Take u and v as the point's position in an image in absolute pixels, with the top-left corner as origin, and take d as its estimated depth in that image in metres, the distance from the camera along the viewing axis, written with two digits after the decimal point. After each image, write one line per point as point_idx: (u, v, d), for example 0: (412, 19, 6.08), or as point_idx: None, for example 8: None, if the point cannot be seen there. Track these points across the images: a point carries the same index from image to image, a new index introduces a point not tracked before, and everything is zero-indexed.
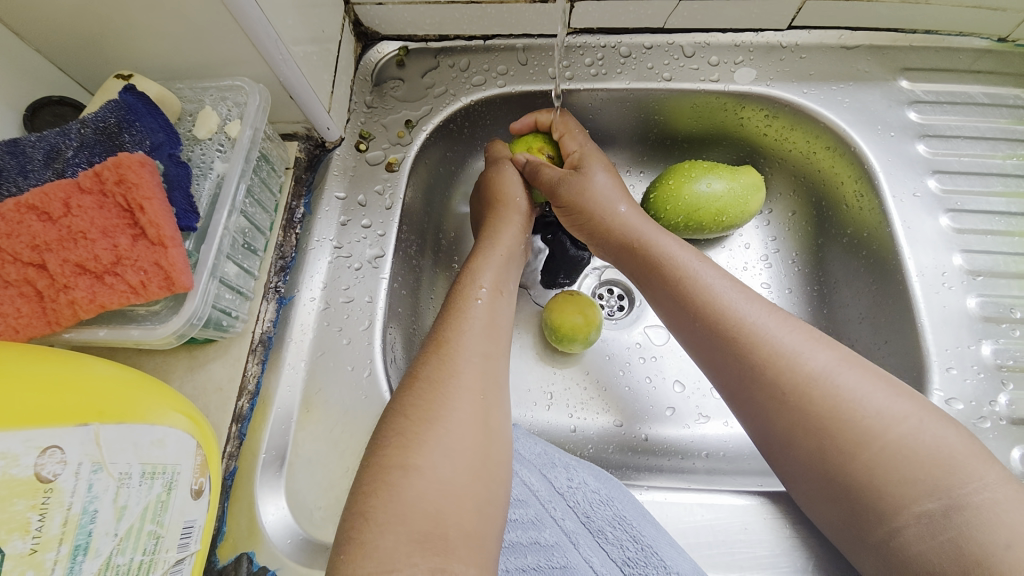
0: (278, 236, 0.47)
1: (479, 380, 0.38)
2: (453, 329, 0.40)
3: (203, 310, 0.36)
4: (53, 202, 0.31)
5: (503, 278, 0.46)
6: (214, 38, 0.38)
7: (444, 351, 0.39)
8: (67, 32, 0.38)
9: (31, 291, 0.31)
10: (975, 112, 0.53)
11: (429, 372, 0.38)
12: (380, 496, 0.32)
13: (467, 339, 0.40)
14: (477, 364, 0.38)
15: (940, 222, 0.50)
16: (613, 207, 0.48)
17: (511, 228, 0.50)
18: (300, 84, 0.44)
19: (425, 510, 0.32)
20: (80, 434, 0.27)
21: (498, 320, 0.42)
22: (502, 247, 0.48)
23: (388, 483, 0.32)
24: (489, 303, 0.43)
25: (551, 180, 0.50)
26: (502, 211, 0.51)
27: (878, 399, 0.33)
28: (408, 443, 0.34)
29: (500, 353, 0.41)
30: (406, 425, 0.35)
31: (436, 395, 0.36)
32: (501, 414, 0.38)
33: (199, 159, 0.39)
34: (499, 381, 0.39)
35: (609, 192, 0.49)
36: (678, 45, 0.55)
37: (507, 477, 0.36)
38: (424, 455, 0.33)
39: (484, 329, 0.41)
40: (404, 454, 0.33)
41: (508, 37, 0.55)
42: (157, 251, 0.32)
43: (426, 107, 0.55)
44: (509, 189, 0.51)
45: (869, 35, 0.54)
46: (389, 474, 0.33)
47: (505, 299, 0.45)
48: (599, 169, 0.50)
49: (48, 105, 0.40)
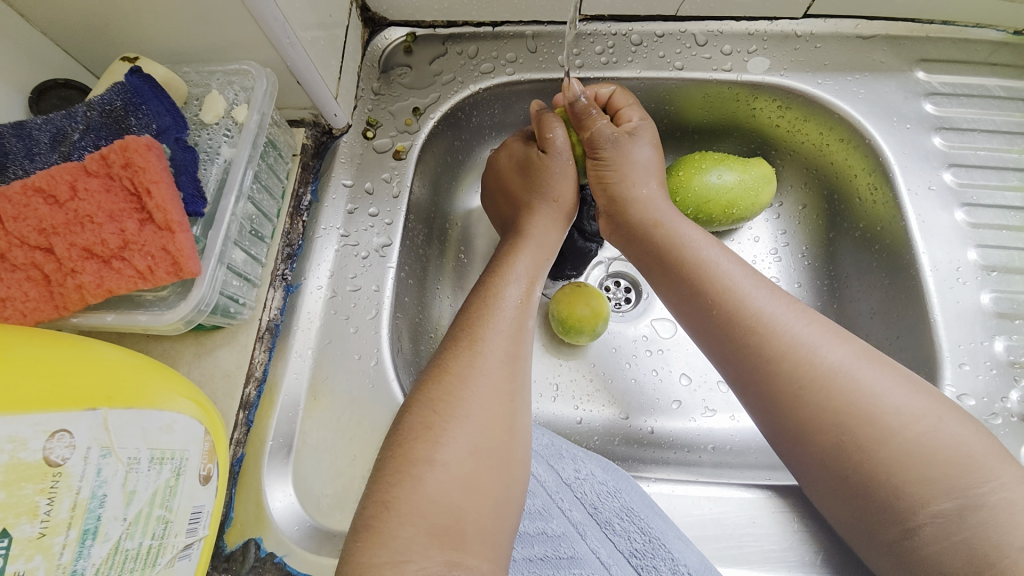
0: (285, 224, 0.46)
1: (506, 378, 0.37)
2: (485, 326, 0.40)
3: (211, 296, 0.36)
4: (60, 185, 0.31)
5: (537, 275, 0.46)
6: (221, 21, 0.37)
7: (477, 348, 0.38)
8: (73, 13, 0.37)
9: (39, 275, 0.31)
10: (992, 105, 0.52)
11: (460, 367, 0.37)
12: (404, 487, 0.32)
13: (497, 336, 0.39)
14: (505, 362, 0.38)
15: (955, 216, 0.49)
16: (637, 189, 0.47)
17: (554, 223, 0.49)
18: (308, 69, 0.43)
19: (444, 505, 0.32)
20: (89, 419, 0.27)
21: (529, 321, 0.42)
22: (544, 245, 0.48)
23: (412, 475, 0.32)
24: (523, 304, 0.42)
25: (604, 132, 0.48)
26: (552, 209, 0.50)
27: (897, 396, 0.33)
28: (436, 438, 0.34)
29: (525, 355, 0.40)
30: (434, 420, 0.34)
31: (466, 391, 0.36)
32: (525, 416, 0.38)
33: (206, 144, 0.39)
34: (525, 381, 0.39)
35: (647, 167, 0.48)
36: (690, 33, 0.54)
37: (528, 477, 0.36)
38: (450, 451, 0.33)
39: (516, 330, 0.40)
40: (432, 448, 0.33)
41: (518, 23, 0.54)
42: (165, 236, 0.32)
43: (434, 94, 0.54)
44: (560, 187, 0.50)
45: (885, 24, 0.53)
46: (416, 467, 0.33)
47: (538, 298, 0.44)
48: (647, 141, 0.49)
49: (55, 88, 0.39)
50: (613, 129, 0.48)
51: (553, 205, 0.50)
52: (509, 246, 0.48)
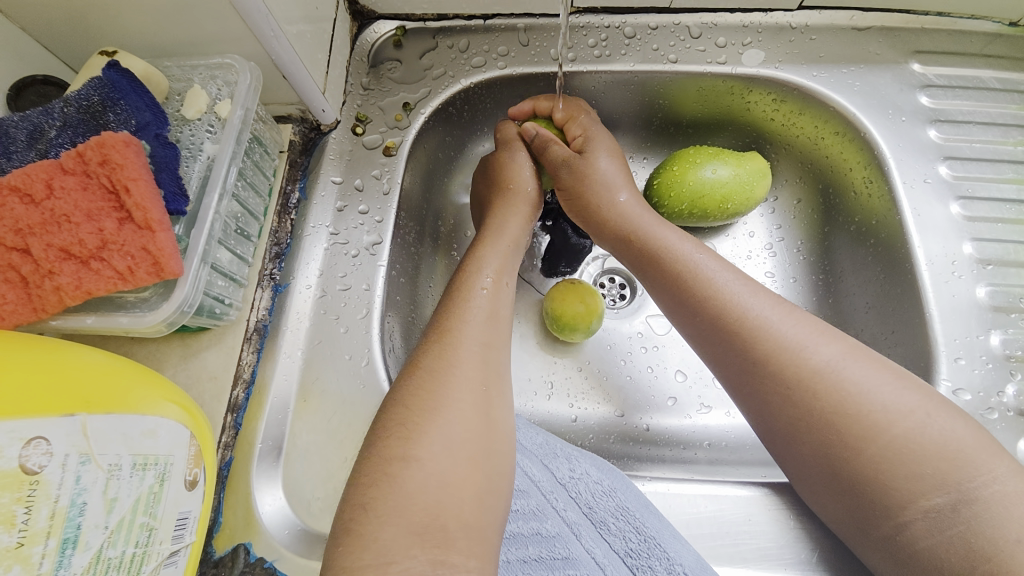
0: (273, 222, 0.45)
1: (480, 369, 0.37)
2: (456, 317, 0.39)
3: (194, 297, 0.35)
4: (35, 183, 0.30)
5: (507, 265, 0.45)
6: (203, 14, 0.36)
7: (446, 340, 0.38)
8: (49, 6, 0.36)
9: (16, 278, 0.30)
10: (987, 97, 0.51)
11: (430, 361, 0.37)
12: (379, 487, 0.31)
13: (470, 328, 0.39)
14: (477, 352, 0.38)
15: (951, 210, 0.48)
16: (612, 197, 0.47)
17: (517, 214, 0.48)
18: (293, 62, 0.42)
19: (422, 503, 0.31)
20: (66, 425, 0.26)
21: (502, 310, 0.41)
22: (508, 233, 0.47)
23: (389, 474, 0.32)
24: (493, 295, 0.42)
25: (556, 160, 0.49)
26: (509, 195, 0.49)
27: (885, 393, 0.32)
28: (409, 434, 0.33)
29: (501, 343, 0.40)
30: (407, 415, 0.34)
31: (436, 384, 0.35)
32: (503, 404, 0.37)
33: (189, 140, 0.38)
34: (501, 370, 0.39)
35: (613, 178, 0.48)
36: (685, 26, 0.53)
37: (508, 467, 0.36)
38: (424, 446, 0.33)
39: (487, 318, 0.40)
40: (405, 445, 0.33)
41: (509, 16, 0.53)
42: (145, 235, 0.31)
43: (425, 89, 0.53)
44: (517, 174, 0.50)
45: (879, 16, 0.52)
46: (392, 465, 0.32)
47: (508, 287, 0.43)
48: (604, 153, 0.49)
49: (33, 84, 0.38)
50: (567, 152, 0.48)
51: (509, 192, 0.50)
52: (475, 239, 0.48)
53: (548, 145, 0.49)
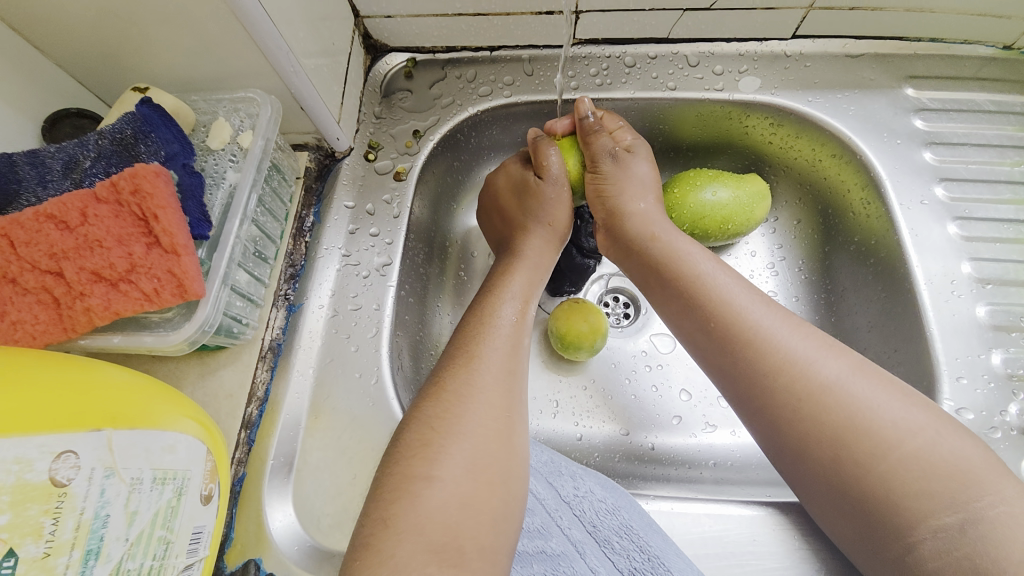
0: (288, 245, 0.48)
1: (502, 394, 0.38)
2: (481, 344, 0.40)
3: (215, 317, 0.37)
4: (71, 211, 0.32)
5: (531, 291, 0.47)
6: (229, 52, 0.39)
7: (473, 365, 0.39)
8: (87, 46, 0.39)
9: (49, 299, 0.32)
10: (981, 120, 0.53)
11: (458, 385, 0.37)
12: (400, 505, 0.32)
13: (493, 354, 0.40)
14: (501, 379, 0.38)
15: (948, 230, 0.49)
16: (637, 202, 0.49)
17: (549, 246, 0.51)
18: (311, 94, 0.45)
19: (442, 522, 0.32)
20: (94, 440, 0.27)
21: (524, 338, 0.43)
22: (539, 265, 0.49)
23: (410, 492, 0.33)
24: (517, 322, 0.43)
25: (604, 149, 0.49)
26: (547, 233, 0.51)
27: (895, 410, 0.33)
28: (433, 455, 0.34)
29: (522, 372, 0.41)
30: (432, 437, 0.35)
31: (462, 408, 0.36)
32: (523, 430, 0.38)
33: (213, 169, 0.40)
34: (521, 399, 0.39)
35: (644, 183, 0.50)
36: (683, 55, 0.55)
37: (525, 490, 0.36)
38: (446, 467, 0.33)
39: (511, 347, 0.41)
40: (430, 465, 0.34)
41: (514, 48, 0.56)
42: (170, 259, 0.33)
43: (434, 117, 0.56)
44: (557, 212, 0.51)
45: (873, 43, 0.54)
46: (413, 484, 0.33)
47: (533, 315, 0.45)
48: (644, 159, 0.51)
49: (68, 117, 0.41)
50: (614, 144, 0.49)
51: (547, 229, 0.51)
52: (503, 267, 0.49)
53: (595, 132, 0.50)
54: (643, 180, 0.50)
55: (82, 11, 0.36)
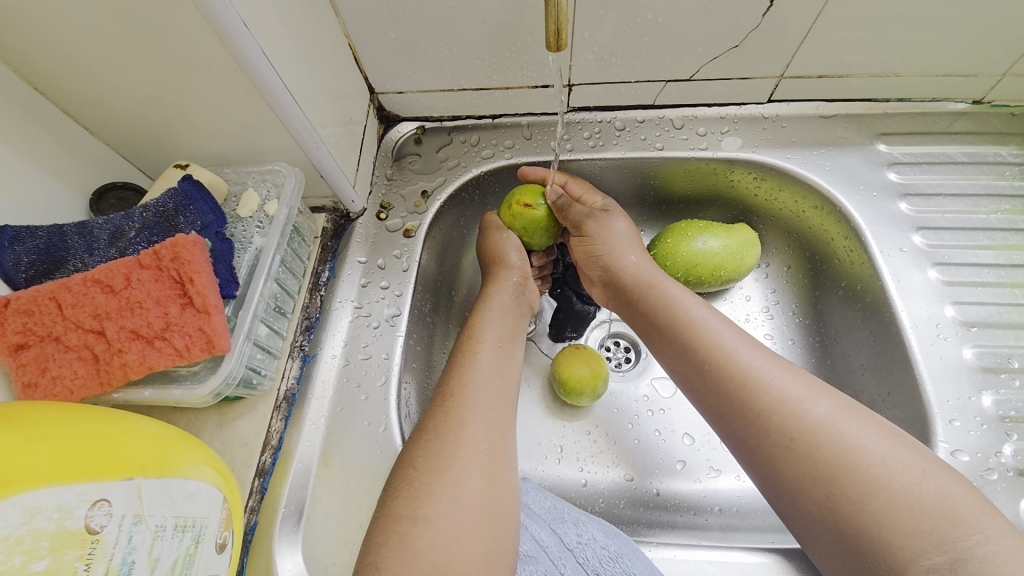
0: (305, 299, 0.51)
1: (484, 429, 0.40)
2: (462, 383, 0.43)
3: (238, 369, 0.40)
4: (116, 277, 0.36)
5: (507, 334, 0.49)
6: (259, 131, 0.44)
7: (449, 404, 0.41)
8: (135, 130, 0.44)
9: (89, 355, 0.35)
10: (954, 171, 0.56)
11: (436, 425, 0.40)
12: (392, 547, 0.33)
13: (479, 392, 0.42)
14: (486, 415, 0.41)
15: (929, 275, 0.52)
16: (621, 260, 0.52)
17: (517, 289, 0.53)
18: (330, 164, 0.50)
19: (433, 561, 0.33)
20: (125, 488, 0.30)
21: (507, 374, 0.45)
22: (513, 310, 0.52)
23: (400, 533, 0.34)
24: (503, 369, 0.45)
25: (580, 216, 0.53)
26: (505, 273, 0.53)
27: (882, 448, 0.34)
28: (418, 494, 0.36)
29: (508, 408, 0.43)
30: (416, 477, 0.37)
31: (444, 446, 0.38)
32: (509, 466, 0.40)
33: (241, 235, 0.45)
34: (505, 432, 0.41)
35: (625, 239, 0.53)
36: (668, 118, 0.60)
37: (515, 527, 0.38)
38: (432, 505, 0.35)
39: (495, 383, 0.43)
40: (415, 504, 0.35)
41: (514, 116, 0.61)
42: (202, 318, 0.37)
43: (440, 178, 0.60)
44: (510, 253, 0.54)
45: (844, 104, 0.59)
46: (401, 524, 0.34)
47: (510, 354, 0.47)
48: (620, 216, 0.54)
49: (113, 189, 0.46)
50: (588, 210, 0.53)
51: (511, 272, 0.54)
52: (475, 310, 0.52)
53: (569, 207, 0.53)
54: (624, 236, 0.53)
55: (134, 102, 0.41)
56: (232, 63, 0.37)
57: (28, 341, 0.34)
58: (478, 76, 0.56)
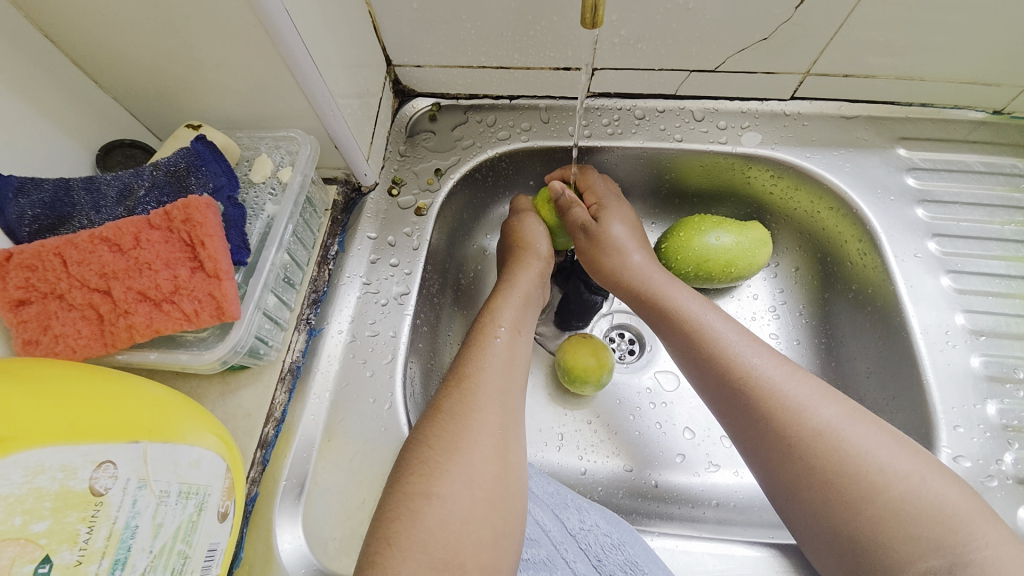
0: (313, 272, 0.50)
1: (497, 413, 0.39)
2: (474, 365, 0.42)
3: (246, 338, 0.39)
4: (125, 236, 0.35)
5: (521, 318, 0.48)
6: (276, 96, 0.43)
7: (465, 386, 0.40)
8: (147, 86, 0.43)
9: (93, 315, 0.34)
10: (972, 180, 0.56)
11: (450, 406, 0.39)
12: (403, 521, 0.34)
13: (488, 376, 0.41)
14: (497, 400, 0.40)
15: (941, 282, 0.52)
16: (625, 258, 0.51)
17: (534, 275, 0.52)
18: (345, 135, 0.48)
19: (442, 539, 0.33)
20: (131, 451, 0.29)
21: (518, 357, 0.44)
22: (526, 291, 0.50)
23: (411, 510, 0.34)
24: (512, 353, 0.44)
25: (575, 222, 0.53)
26: (523, 256, 0.53)
27: (884, 457, 0.34)
28: (432, 472, 0.35)
29: (517, 392, 0.42)
30: (430, 455, 0.36)
31: (458, 427, 0.38)
32: (518, 448, 0.39)
33: (253, 201, 0.43)
34: (516, 417, 0.41)
35: (626, 242, 0.52)
36: (689, 110, 0.59)
37: (523, 508, 0.37)
38: (444, 484, 0.35)
39: (505, 368, 0.42)
40: (428, 482, 0.35)
41: (532, 98, 0.60)
42: (212, 283, 0.36)
43: (455, 157, 0.59)
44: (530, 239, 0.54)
45: (867, 106, 0.58)
46: (413, 501, 0.34)
47: (523, 337, 0.47)
48: (618, 218, 0.53)
49: (120, 147, 0.44)
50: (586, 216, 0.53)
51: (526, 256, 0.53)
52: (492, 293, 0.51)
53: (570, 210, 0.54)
54: (624, 240, 0.52)
55: (146, 56, 0.40)
56: (252, 21, 0.36)
57: (29, 296, 0.33)
58: (500, 55, 0.54)
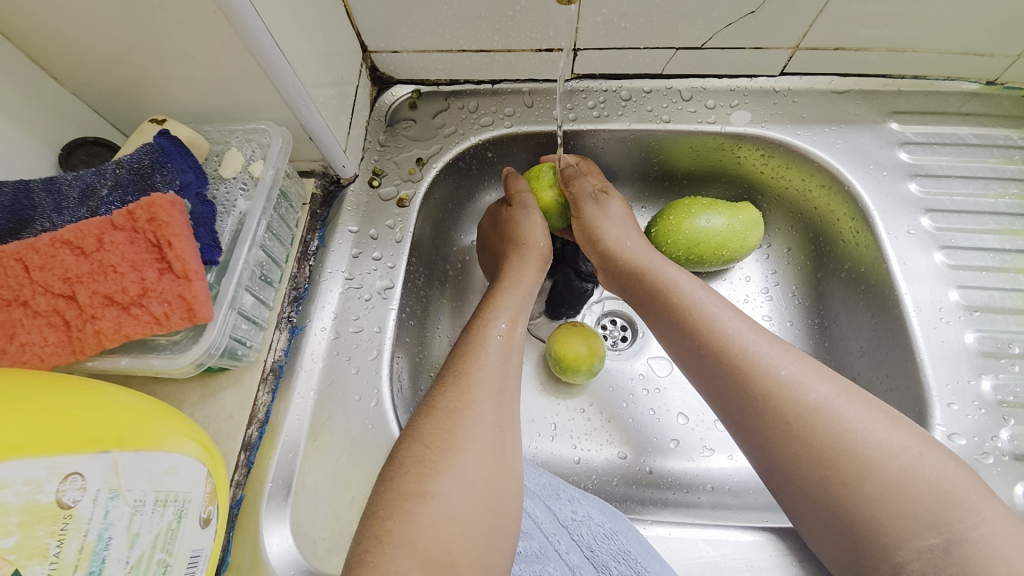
0: (293, 268, 0.49)
1: (494, 410, 0.38)
2: (471, 361, 0.41)
3: (221, 340, 0.38)
4: (87, 238, 0.33)
5: (519, 311, 0.47)
6: (244, 87, 0.41)
7: (462, 382, 0.39)
8: (107, 80, 0.41)
9: (59, 321, 0.33)
10: (965, 153, 0.55)
11: (446, 403, 0.38)
12: (395, 520, 0.33)
13: (484, 372, 0.40)
14: (490, 396, 0.39)
15: (935, 258, 0.51)
16: (619, 242, 0.50)
17: (532, 266, 0.50)
18: (320, 126, 0.47)
19: (434, 539, 0.32)
20: (101, 461, 0.28)
21: (514, 353, 0.43)
22: (522, 285, 0.49)
23: (405, 510, 0.33)
24: (507, 345, 0.43)
25: (581, 193, 0.51)
26: (522, 250, 0.51)
27: (879, 432, 0.33)
28: (425, 471, 0.35)
29: (513, 388, 0.41)
30: (425, 453, 0.36)
31: (453, 425, 0.37)
32: (514, 446, 0.39)
33: (224, 197, 0.42)
34: (514, 414, 0.40)
35: (623, 221, 0.51)
36: (676, 89, 0.58)
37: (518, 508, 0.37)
38: (438, 483, 0.34)
39: (502, 364, 0.41)
40: (422, 481, 0.34)
41: (515, 81, 0.58)
42: (182, 284, 0.34)
43: (437, 145, 0.58)
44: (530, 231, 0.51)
45: (858, 80, 0.56)
46: (407, 501, 0.34)
47: (522, 333, 0.45)
48: (620, 198, 0.53)
49: (82, 145, 0.42)
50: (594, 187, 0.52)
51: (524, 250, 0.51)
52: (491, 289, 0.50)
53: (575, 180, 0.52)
54: (621, 218, 0.52)
55: (103, 48, 0.38)
56: (211, 7, 0.34)
57: None
58: (479, 37, 0.52)
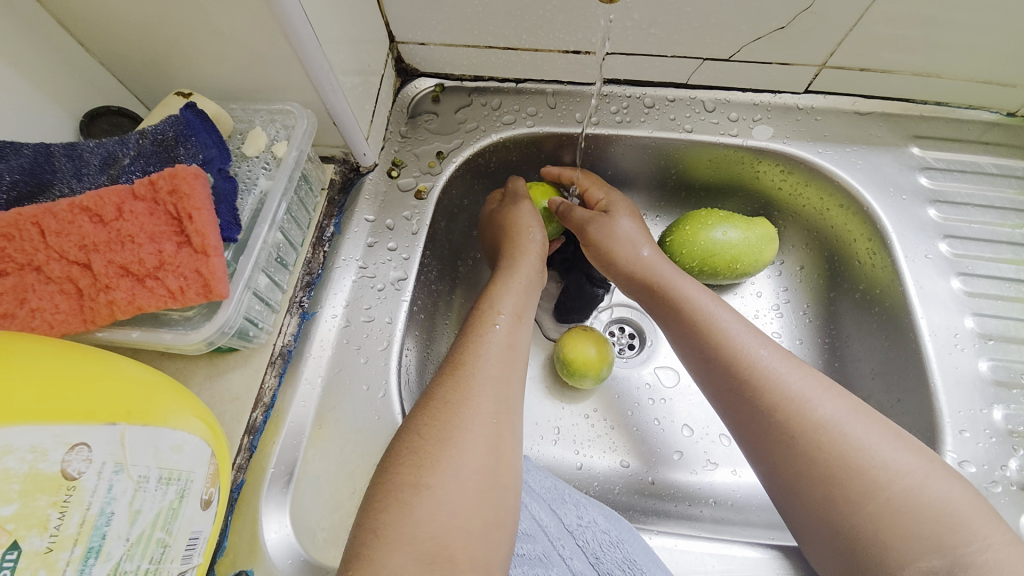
0: (307, 253, 0.48)
1: (492, 402, 0.37)
2: (469, 351, 0.40)
3: (234, 319, 0.38)
4: (107, 206, 0.33)
5: (522, 304, 0.46)
6: (272, 67, 0.41)
7: (460, 372, 0.39)
8: (135, 51, 0.40)
9: (72, 289, 0.32)
10: (984, 182, 0.55)
11: (443, 393, 0.38)
12: (389, 513, 0.32)
13: (485, 362, 0.39)
14: (493, 388, 0.38)
15: (951, 284, 0.51)
16: (633, 253, 0.49)
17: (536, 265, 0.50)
18: (344, 112, 0.46)
19: (431, 532, 0.32)
20: (107, 433, 0.28)
21: (518, 342, 0.42)
22: (528, 278, 0.48)
23: (400, 501, 0.33)
24: (513, 340, 0.42)
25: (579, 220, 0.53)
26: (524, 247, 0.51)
27: (887, 452, 0.33)
28: (421, 462, 0.34)
29: (518, 381, 0.40)
30: (420, 444, 0.35)
31: (451, 416, 0.36)
32: (514, 439, 0.38)
33: (245, 175, 0.42)
34: (515, 407, 0.39)
35: (634, 236, 0.50)
36: (700, 100, 0.58)
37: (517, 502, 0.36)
38: (435, 475, 0.33)
39: (504, 351, 0.41)
40: (417, 473, 0.34)
41: (539, 81, 0.58)
42: (199, 260, 0.34)
43: (457, 140, 0.57)
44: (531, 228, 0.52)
45: (881, 103, 0.57)
46: (403, 492, 0.33)
47: (525, 327, 0.44)
48: (625, 215, 0.52)
49: (106, 114, 0.42)
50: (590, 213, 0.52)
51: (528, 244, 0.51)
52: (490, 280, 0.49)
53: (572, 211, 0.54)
54: (631, 234, 0.51)
55: (134, 18, 0.37)
56: None
57: (5, 268, 0.31)
58: (507, 35, 0.52)
